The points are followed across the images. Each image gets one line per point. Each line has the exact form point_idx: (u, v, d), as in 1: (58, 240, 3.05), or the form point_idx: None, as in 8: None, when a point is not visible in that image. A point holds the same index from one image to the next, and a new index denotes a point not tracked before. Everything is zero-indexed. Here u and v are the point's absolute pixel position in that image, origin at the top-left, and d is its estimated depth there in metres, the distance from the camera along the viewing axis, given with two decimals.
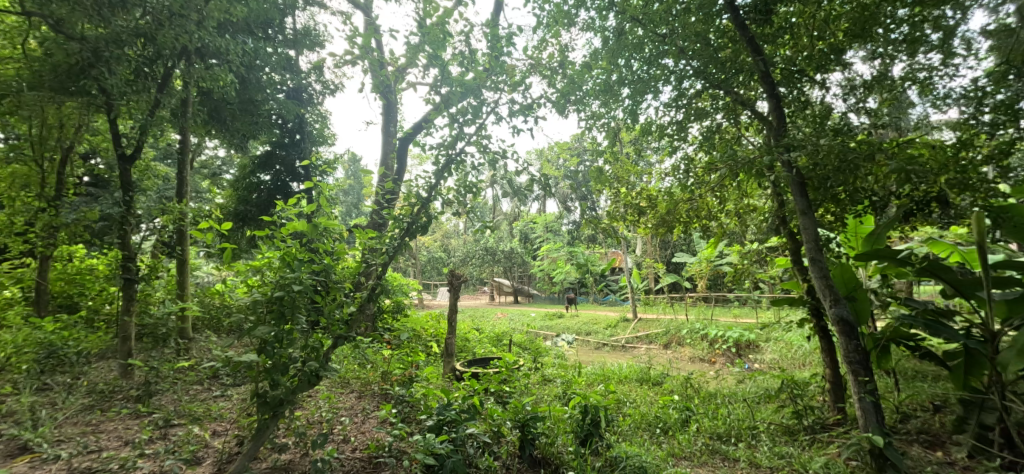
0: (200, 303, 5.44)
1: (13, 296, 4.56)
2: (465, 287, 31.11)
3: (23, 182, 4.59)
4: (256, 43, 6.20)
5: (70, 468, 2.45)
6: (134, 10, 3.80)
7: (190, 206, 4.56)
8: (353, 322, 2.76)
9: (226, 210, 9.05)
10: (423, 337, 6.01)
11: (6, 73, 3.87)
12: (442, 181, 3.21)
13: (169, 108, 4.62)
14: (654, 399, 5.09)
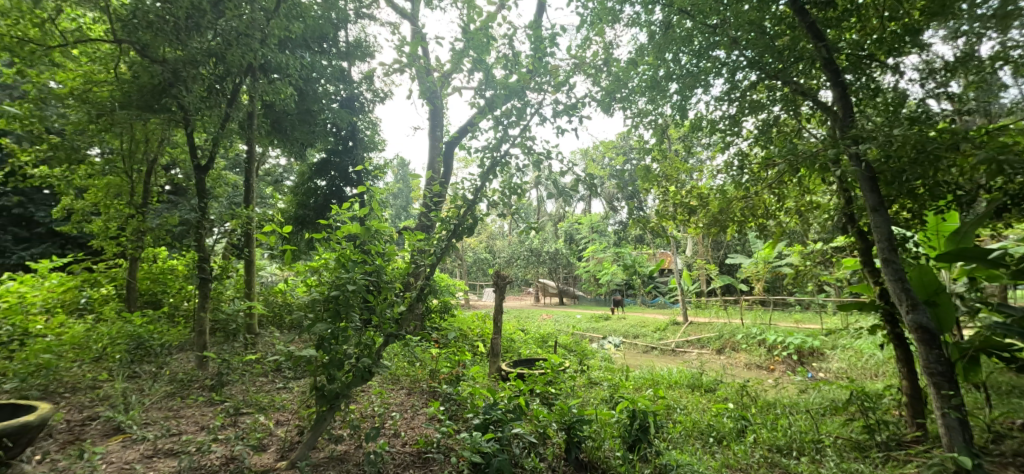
0: (265, 301, 5.82)
1: (108, 294, 5.08)
2: (510, 288, 31.30)
3: (115, 190, 5.11)
4: (313, 56, 6.58)
5: (156, 448, 2.71)
6: (207, 33, 4.14)
7: (256, 211, 4.89)
8: (403, 321, 2.87)
9: (287, 214, 9.65)
10: (469, 337, 6.12)
11: (102, 94, 4.34)
12: (488, 183, 3.27)
13: (237, 120, 4.96)
14: (707, 406, 4.93)
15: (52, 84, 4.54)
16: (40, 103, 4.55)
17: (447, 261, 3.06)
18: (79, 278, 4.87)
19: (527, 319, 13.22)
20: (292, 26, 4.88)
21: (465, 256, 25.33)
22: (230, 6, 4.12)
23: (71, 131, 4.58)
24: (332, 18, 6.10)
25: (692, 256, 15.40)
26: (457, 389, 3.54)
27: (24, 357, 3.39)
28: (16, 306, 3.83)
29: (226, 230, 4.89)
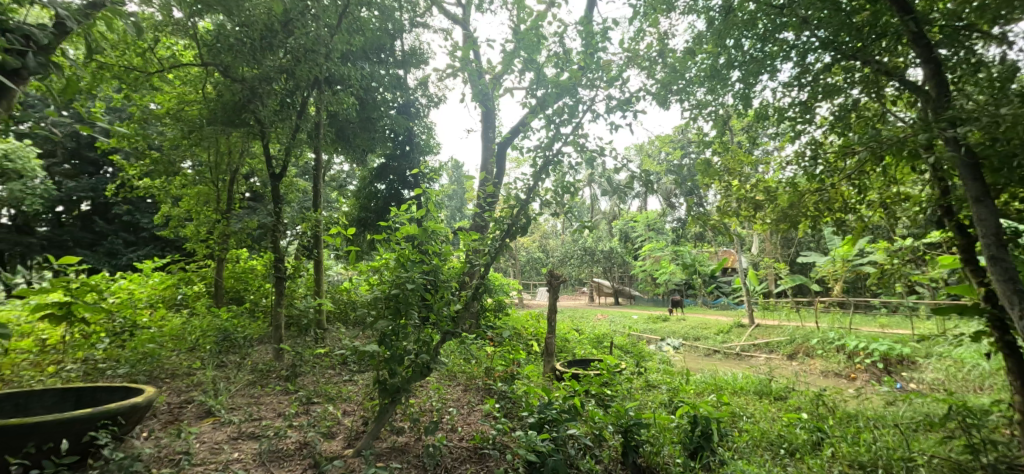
0: (333, 299, 6.17)
1: (199, 291, 5.61)
2: (565, 288, 31.11)
3: (204, 198, 5.65)
4: (371, 65, 6.88)
5: (241, 431, 2.98)
6: (279, 51, 4.49)
7: (323, 214, 5.22)
8: (459, 319, 2.95)
9: (351, 217, 10.23)
10: (523, 336, 6.17)
11: (193, 113, 4.84)
12: (541, 182, 3.28)
13: (306, 130, 5.31)
14: (777, 416, 4.66)
15: (153, 105, 5.12)
16: (143, 123, 5.14)
17: (502, 260, 3.05)
18: (176, 276, 5.42)
19: (581, 320, 13.11)
20: (352, 39, 5.15)
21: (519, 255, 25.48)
22: (298, 25, 4.43)
23: (168, 147, 5.13)
24: (389, 29, 6.36)
25: (757, 254, 14.58)
26: (512, 387, 3.59)
27: (133, 346, 3.84)
28: (126, 301, 4.34)
29: (297, 232, 5.25)
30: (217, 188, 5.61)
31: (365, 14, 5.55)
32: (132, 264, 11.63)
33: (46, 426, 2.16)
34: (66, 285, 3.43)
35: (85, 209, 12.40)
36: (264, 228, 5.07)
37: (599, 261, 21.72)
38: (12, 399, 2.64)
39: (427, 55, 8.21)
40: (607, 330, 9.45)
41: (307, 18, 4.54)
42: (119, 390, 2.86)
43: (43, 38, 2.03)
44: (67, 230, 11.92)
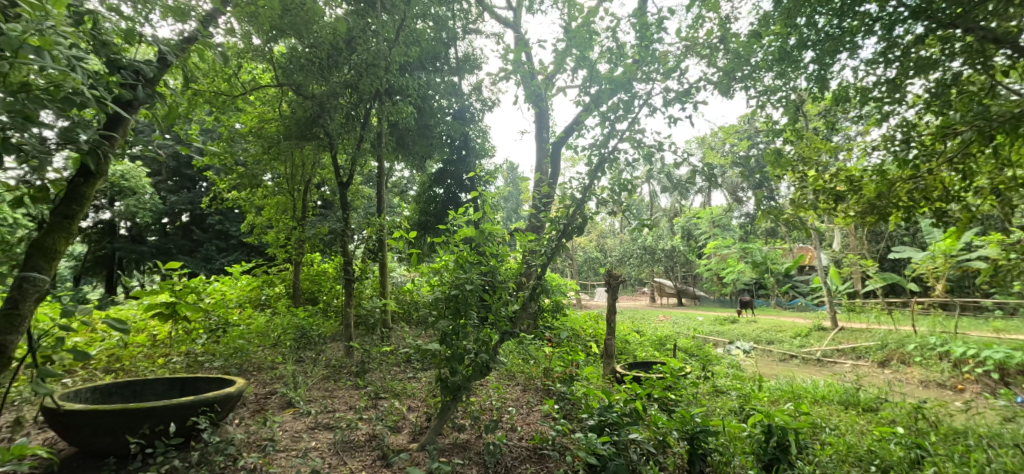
0: (397, 299, 6.44)
1: (279, 292, 6.09)
2: (624, 288, 30.45)
3: (282, 207, 6.12)
4: (428, 73, 7.12)
5: (317, 421, 3.21)
6: (344, 67, 4.79)
7: (386, 218, 5.47)
8: (517, 319, 2.99)
9: (412, 221, 10.68)
10: (582, 337, 6.11)
11: (272, 130, 5.29)
12: (597, 180, 3.24)
13: (370, 140, 5.60)
14: (865, 429, 4.28)
15: (237, 124, 5.62)
16: (230, 141, 5.66)
17: (559, 261, 3.07)
18: (259, 278, 5.92)
19: (642, 321, 12.77)
20: (410, 50, 5.37)
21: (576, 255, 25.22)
22: (360, 42, 4.70)
23: (251, 162, 5.61)
24: (443, 37, 6.56)
25: (838, 250, 13.45)
26: (571, 388, 3.58)
27: (226, 341, 4.25)
28: (219, 301, 4.80)
29: (363, 236, 5.55)
30: (293, 197, 6.06)
31: (421, 26, 5.78)
32: (223, 268, 12.79)
33: (157, 411, 2.44)
34: (170, 287, 3.85)
35: (185, 220, 13.83)
36: (334, 233, 5.41)
37: (660, 260, 21.02)
38: (129, 386, 2.99)
39: (481, 60, 8.38)
40: (670, 332, 9.14)
41: (368, 34, 4.81)
42: (215, 380, 3.14)
43: (150, 72, 2.33)
44: (169, 239, 13.33)
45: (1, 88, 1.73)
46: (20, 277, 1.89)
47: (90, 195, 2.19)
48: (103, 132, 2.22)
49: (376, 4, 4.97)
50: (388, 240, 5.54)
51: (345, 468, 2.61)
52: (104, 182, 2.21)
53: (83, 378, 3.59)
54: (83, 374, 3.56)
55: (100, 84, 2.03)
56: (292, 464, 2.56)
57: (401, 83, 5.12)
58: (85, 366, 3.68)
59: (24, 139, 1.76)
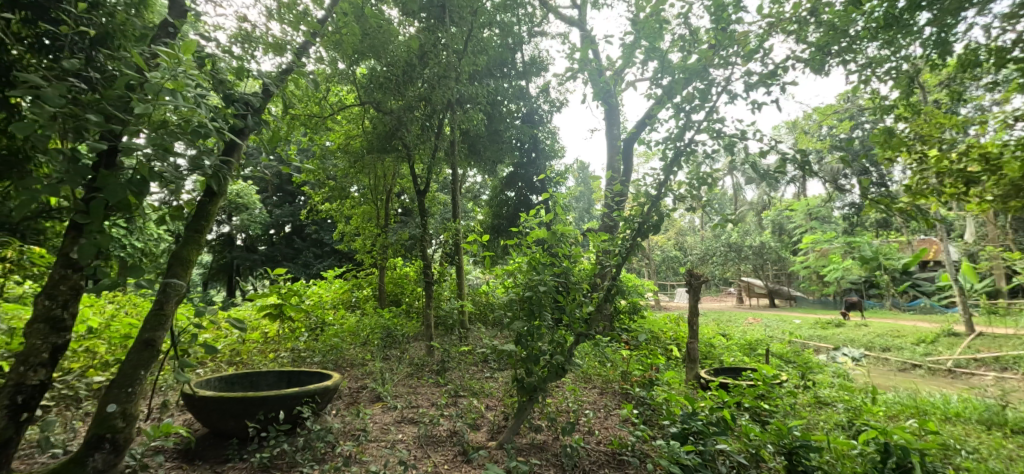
0: (474, 301, 6.61)
1: (366, 294, 6.53)
2: (708, 288, 28.78)
3: (368, 216, 6.55)
4: (497, 79, 7.29)
5: (403, 415, 3.42)
6: (417, 81, 5.05)
7: (460, 223, 5.63)
8: (592, 321, 2.95)
9: (486, 224, 11.04)
10: (662, 340, 5.86)
11: (357, 145, 5.71)
12: (671, 176, 3.10)
13: (443, 149, 5.83)
14: (1014, 454, 3.65)
15: (328, 142, 6.13)
16: (322, 157, 6.16)
17: (633, 260, 3.01)
18: (350, 282, 6.41)
19: (730, 323, 11.98)
20: (477, 58, 5.51)
21: (654, 255, 24.24)
22: (432, 56, 4.93)
23: (340, 175, 6.08)
24: (510, 43, 6.67)
25: (970, 242, 11.63)
26: (651, 393, 3.46)
27: (324, 339, 4.64)
28: (316, 303, 5.25)
29: (440, 240, 5.80)
30: (376, 206, 6.48)
31: (487, 34, 5.92)
32: (320, 273, 13.96)
33: (269, 400, 2.74)
34: (277, 290, 4.28)
35: (286, 231, 15.33)
36: (414, 238, 5.69)
37: (749, 257, 19.55)
38: (247, 377, 3.36)
39: (547, 61, 8.44)
40: (763, 335, 8.48)
41: (439, 47, 5.04)
42: (316, 373, 3.43)
43: (256, 102, 2.63)
44: (274, 247, 14.82)
45: (145, 126, 2.06)
46: (162, 282, 2.22)
47: (213, 212, 2.51)
48: (222, 156, 2.53)
49: (445, 18, 5.17)
50: (463, 243, 5.70)
51: (429, 461, 2.75)
52: (223, 201, 2.52)
53: (210, 370, 4.12)
54: (212, 366, 4.08)
55: (218, 116, 2.34)
56: (381, 454, 2.75)
57: (471, 90, 5.30)
58: (213, 359, 4.24)
59: (163, 167, 2.07)
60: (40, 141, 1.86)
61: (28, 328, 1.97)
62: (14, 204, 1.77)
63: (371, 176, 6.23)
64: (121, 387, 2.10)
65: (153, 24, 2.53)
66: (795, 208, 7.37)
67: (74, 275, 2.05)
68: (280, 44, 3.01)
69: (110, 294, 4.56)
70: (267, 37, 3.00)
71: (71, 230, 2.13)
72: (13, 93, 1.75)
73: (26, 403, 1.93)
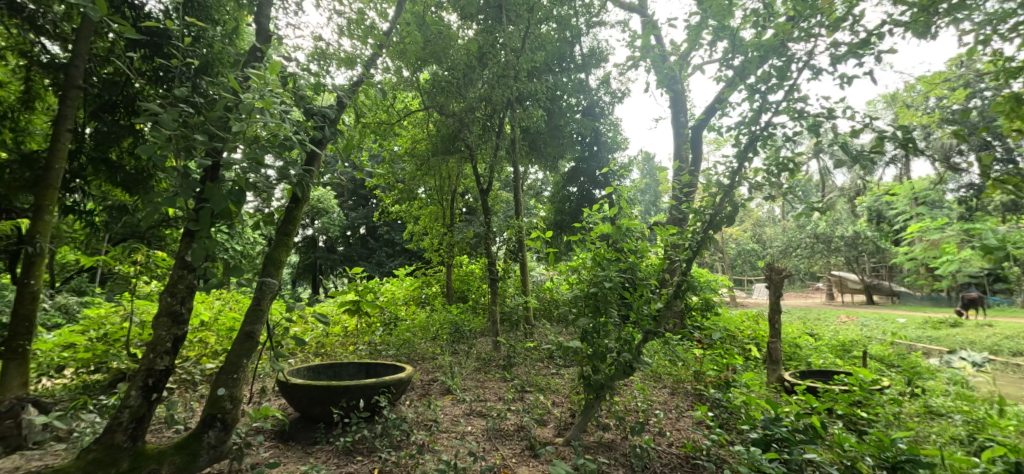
0: (539, 297, 6.62)
1: (436, 291, 6.79)
2: (794, 284, 26.46)
3: (435, 216, 6.78)
4: (556, 75, 7.28)
5: (472, 408, 3.53)
6: (478, 83, 5.15)
7: (524, 220, 5.66)
8: (661, 318, 2.84)
9: (548, 220, 11.14)
10: (739, 339, 5.42)
11: (423, 148, 5.93)
12: (747, 163, 2.88)
13: (505, 148, 5.88)
14: None
15: (396, 147, 6.42)
16: (391, 162, 6.47)
17: (706, 254, 2.85)
18: (420, 279, 6.68)
19: (818, 322, 10.83)
20: (535, 56, 5.55)
21: (731, 248, 22.63)
22: (492, 57, 5.01)
23: (408, 178, 6.35)
24: (568, 37, 6.57)
25: None
26: (728, 395, 3.25)
27: (397, 333, 4.96)
28: (389, 300, 5.58)
29: (504, 238, 5.87)
30: (443, 206, 6.70)
31: (545, 29, 5.89)
32: (393, 272, 14.87)
33: (350, 389, 2.97)
34: (354, 287, 4.60)
35: (360, 232, 16.37)
36: (479, 236, 5.82)
37: (841, 250, 17.04)
38: (331, 367, 3.66)
39: (606, 51, 8.39)
40: (859, 336, 7.56)
41: (497, 49, 5.14)
42: (392, 366, 3.64)
43: (332, 114, 2.84)
44: (351, 248, 15.89)
45: (241, 142, 2.30)
46: (259, 281, 2.48)
47: (299, 217, 2.74)
48: (305, 166, 2.76)
49: (502, 18, 5.21)
50: (527, 240, 5.72)
51: (498, 453, 2.82)
52: (306, 206, 2.74)
53: (301, 359, 4.54)
54: (301, 356, 4.54)
55: (301, 129, 2.55)
56: (452, 444, 2.86)
57: (531, 87, 5.33)
58: (302, 350, 4.67)
59: (257, 178, 2.30)
60: (160, 161, 2.13)
61: (156, 320, 2.29)
62: (142, 216, 2.06)
63: (436, 177, 6.46)
64: (227, 373, 2.35)
65: (245, 50, 2.73)
66: (895, 192, 6.50)
67: (189, 275, 2.36)
68: (350, 58, 3.26)
69: (219, 291, 5.13)
70: (339, 53, 3.26)
71: (185, 237, 2.44)
72: (138, 120, 2.03)
73: (156, 384, 2.24)
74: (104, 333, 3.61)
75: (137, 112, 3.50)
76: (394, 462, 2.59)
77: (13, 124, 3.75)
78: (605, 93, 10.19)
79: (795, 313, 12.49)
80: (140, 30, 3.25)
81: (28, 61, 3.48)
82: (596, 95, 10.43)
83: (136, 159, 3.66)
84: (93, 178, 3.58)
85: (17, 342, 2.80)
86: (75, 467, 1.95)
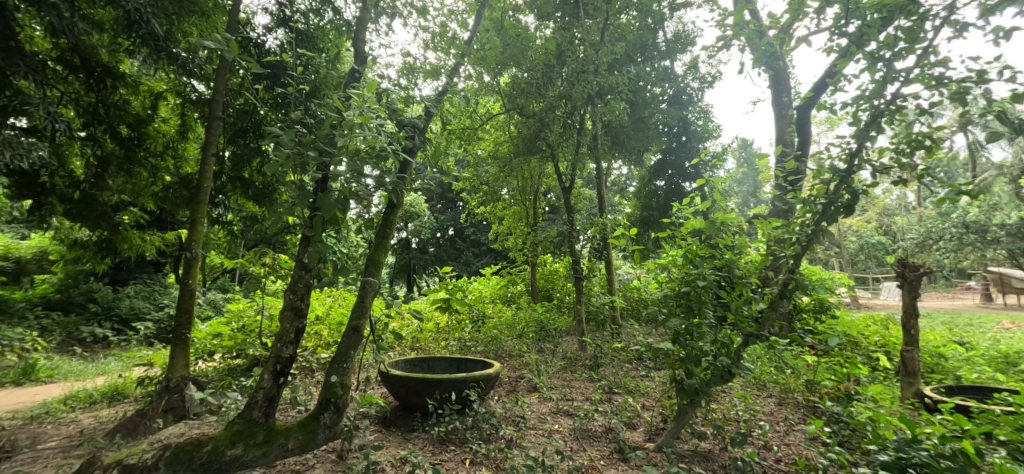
0: (626, 296, 6.40)
1: (522, 290, 6.91)
2: (941, 284, 22.40)
3: (518, 216, 6.85)
4: (639, 65, 6.92)
5: (558, 407, 3.53)
6: (558, 81, 5.16)
7: (608, 217, 5.50)
8: (764, 320, 2.60)
9: (634, 217, 11.42)
10: (862, 346, 4.62)
11: (505, 150, 6.04)
12: (869, 143, 2.52)
13: (587, 144, 5.80)
14: None
15: (481, 151, 6.53)
16: (475, 166, 6.59)
17: (817, 249, 2.54)
18: (505, 278, 6.79)
19: (972, 328, 8.97)
20: (615, 47, 5.35)
21: (853, 241, 19.65)
22: (572, 54, 5.01)
23: (492, 180, 6.51)
24: (650, 23, 6.28)
25: None
26: (850, 409, 2.85)
27: (485, 331, 5.11)
28: (477, 298, 5.76)
29: (588, 236, 5.77)
30: (527, 206, 6.77)
31: (625, 18, 5.72)
32: (480, 270, 15.94)
33: (443, 382, 3.14)
34: (445, 286, 4.96)
35: (451, 233, 17.49)
36: (563, 235, 5.77)
37: (1002, 241, 13.50)
38: (425, 361, 3.91)
39: (696, 33, 7.86)
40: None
41: (575, 45, 5.14)
42: (481, 362, 3.79)
43: (421, 124, 3.03)
44: (443, 249, 16.92)
45: (345, 156, 2.54)
46: (362, 280, 2.71)
47: (395, 221, 2.95)
48: (398, 174, 2.98)
49: (579, 13, 5.21)
50: (612, 237, 5.55)
51: (586, 454, 2.80)
52: (401, 210, 2.95)
53: (400, 352, 4.91)
54: (399, 349, 4.83)
55: (394, 140, 2.74)
56: (539, 441, 2.89)
57: (612, 80, 5.25)
58: (400, 344, 5.05)
59: (358, 187, 2.53)
60: (281, 176, 2.44)
61: (282, 314, 2.63)
62: (269, 224, 2.37)
63: (519, 178, 6.55)
64: (339, 363, 2.58)
65: (345, 72, 3.05)
66: None
67: (306, 275, 2.70)
68: (434, 70, 3.59)
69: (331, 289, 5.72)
70: (424, 66, 3.58)
71: (302, 242, 2.78)
72: (264, 143, 2.34)
73: (283, 369, 2.57)
74: (244, 324, 4.24)
75: (263, 135, 4.10)
76: (485, 454, 2.69)
77: (174, 152, 4.63)
78: (693, 78, 9.54)
79: (938, 318, 10.52)
80: (263, 64, 3.92)
81: (183, 100, 4.30)
82: (683, 83, 10.01)
83: (262, 176, 4.32)
84: (231, 193, 4.32)
85: (182, 330, 3.44)
86: (224, 437, 2.31)
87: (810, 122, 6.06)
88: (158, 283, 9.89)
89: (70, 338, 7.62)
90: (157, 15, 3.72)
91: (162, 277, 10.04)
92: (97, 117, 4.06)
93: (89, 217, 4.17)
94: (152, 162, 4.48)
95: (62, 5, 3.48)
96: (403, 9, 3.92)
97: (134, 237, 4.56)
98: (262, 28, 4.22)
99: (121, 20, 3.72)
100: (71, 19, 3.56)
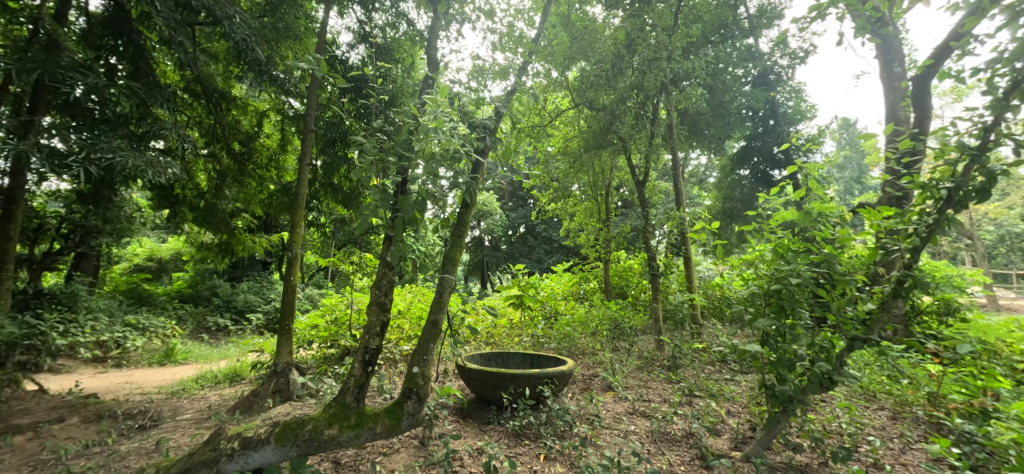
0: (706, 293, 6.06)
1: (595, 287, 6.82)
2: None
3: (590, 211, 6.73)
4: (718, 46, 6.45)
5: (635, 408, 3.44)
6: (628, 72, 5.03)
7: (687, 211, 5.19)
8: (874, 322, 2.31)
9: (716, 209, 10.85)
10: (1002, 356, 3.91)
11: (574, 145, 5.96)
12: (1009, 114, 2.15)
13: (661, 135, 5.53)
14: None
15: (551, 148, 6.51)
16: (545, 162, 6.58)
17: (941, 242, 2.20)
18: (578, 275, 6.70)
19: None
20: (690, 29, 5.19)
21: (992, 233, 16.47)
22: (642, 42, 4.85)
23: (562, 176, 6.40)
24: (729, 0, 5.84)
25: None
26: (984, 428, 2.45)
27: (558, 327, 5.15)
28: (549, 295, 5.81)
29: (665, 231, 5.50)
30: (599, 202, 6.65)
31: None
32: (551, 267, 16.08)
33: (518, 377, 3.21)
34: (518, 281, 5.05)
35: (522, 230, 17.95)
36: (637, 230, 5.59)
37: None
38: (500, 356, 4.00)
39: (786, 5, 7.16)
40: None
41: (646, 32, 4.97)
42: (554, 358, 3.81)
43: (492, 124, 3.09)
44: (514, 246, 17.32)
45: (421, 161, 2.67)
46: (440, 278, 2.82)
47: (468, 219, 3.01)
48: (471, 175, 3.06)
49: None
50: (691, 232, 5.22)
51: (664, 458, 2.69)
52: (474, 209, 3.00)
53: (477, 347, 5.09)
54: (475, 343, 5.02)
55: (467, 141, 2.78)
56: (615, 441, 2.85)
57: (687, 64, 5.00)
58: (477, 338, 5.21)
59: (434, 188, 2.63)
60: (367, 181, 2.60)
61: (369, 309, 2.83)
62: (357, 224, 2.55)
63: (590, 173, 6.41)
64: (420, 355, 2.70)
65: (419, 80, 3.20)
66: None
67: (389, 272, 2.87)
68: (502, 70, 3.67)
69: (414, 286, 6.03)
70: (492, 68, 3.68)
71: (385, 241, 2.97)
72: (350, 151, 2.50)
73: (371, 358, 2.75)
74: (337, 317, 4.64)
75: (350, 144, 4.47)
76: (560, 450, 2.70)
77: (277, 164, 5.22)
78: (782, 55, 8.70)
79: None
80: (348, 79, 4.33)
81: (284, 116, 4.81)
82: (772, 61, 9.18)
83: (349, 182, 4.75)
84: (324, 197, 4.87)
85: (287, 322, 3.87)
86: (322, 417, 2.53)
87: (930, 93, 5.26)
88: (266, 278, 11.24)
89: (200, 327, 8.90)
90: (260, 43, 4.17)
91: (269, 274, 11.44)
92: (217, 136, 4.68)
93: (213, 222, 4.91)
94: (260, 173, 5.10)
95: (186, 42, 3.89)
96: (471, 14, 4.01)
97: (247, 239, 5.24)
98: (346, 45, 4.63)
99: (233, 49, 4.21)
100: (193, 53, 4.05)
